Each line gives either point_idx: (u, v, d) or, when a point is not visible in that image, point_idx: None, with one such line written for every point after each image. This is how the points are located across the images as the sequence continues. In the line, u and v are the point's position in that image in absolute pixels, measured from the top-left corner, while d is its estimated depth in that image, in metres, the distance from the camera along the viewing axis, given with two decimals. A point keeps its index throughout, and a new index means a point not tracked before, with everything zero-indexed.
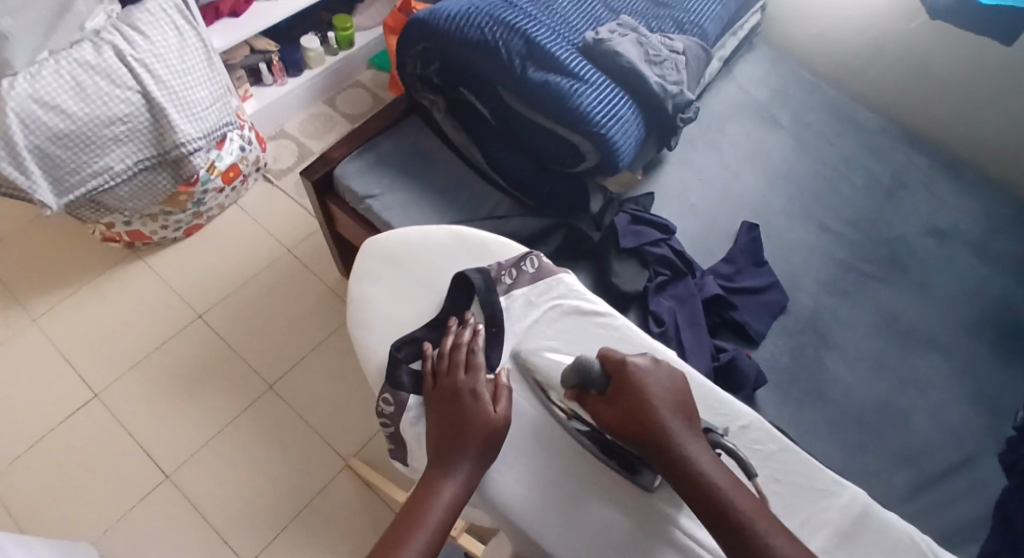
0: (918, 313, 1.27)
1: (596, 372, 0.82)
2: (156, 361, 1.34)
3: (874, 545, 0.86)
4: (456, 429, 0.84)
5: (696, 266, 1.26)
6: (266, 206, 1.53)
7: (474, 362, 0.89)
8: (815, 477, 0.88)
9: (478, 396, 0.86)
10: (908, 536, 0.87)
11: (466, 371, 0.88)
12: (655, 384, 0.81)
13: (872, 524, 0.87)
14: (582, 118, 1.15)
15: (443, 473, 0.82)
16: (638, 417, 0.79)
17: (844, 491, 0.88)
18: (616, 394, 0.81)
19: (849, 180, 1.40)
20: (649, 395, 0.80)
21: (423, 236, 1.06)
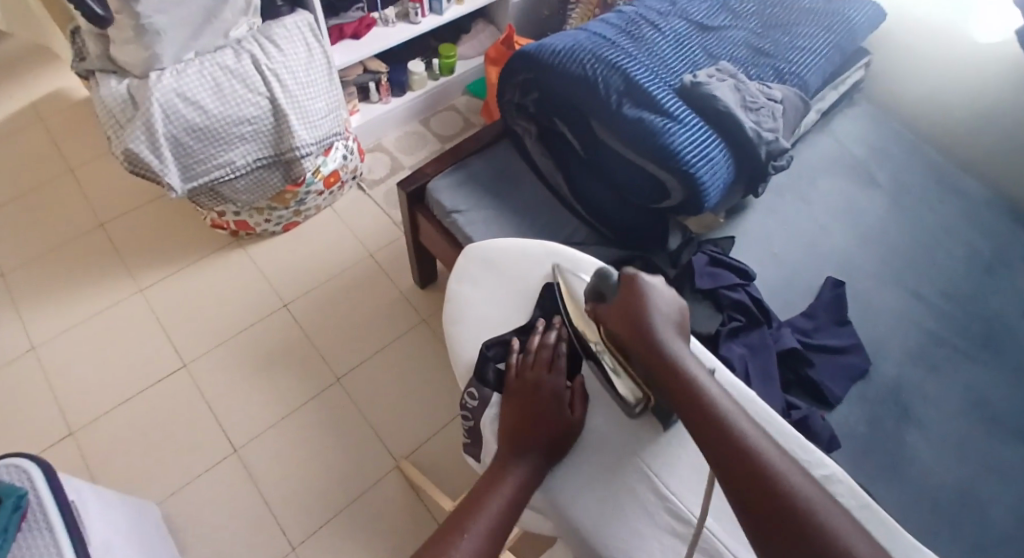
0: (1013, 396, 1.19)
1: (613, 280, 0.88)
2: (240, 342, 1.43)
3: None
4: (532, 421, 0.89)
5: (773, 316, 1.23)
6: (359, 212, 1.62)
7: (559, 364, 0.94)
8: (894, 541, 0.84)
9: (559, 398, 0.91)
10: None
11: (550, 370, 0.93)
12: (660, 299, 0.84)
13: None
14: (671, 156, 1.16)
15: (516, 461, 0.86)
16: (636, 319, 0.83)
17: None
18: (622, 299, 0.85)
19: (947, 248, 1.33)
20: (651, 302, 0.83)
21: (519, 250, 1.13)
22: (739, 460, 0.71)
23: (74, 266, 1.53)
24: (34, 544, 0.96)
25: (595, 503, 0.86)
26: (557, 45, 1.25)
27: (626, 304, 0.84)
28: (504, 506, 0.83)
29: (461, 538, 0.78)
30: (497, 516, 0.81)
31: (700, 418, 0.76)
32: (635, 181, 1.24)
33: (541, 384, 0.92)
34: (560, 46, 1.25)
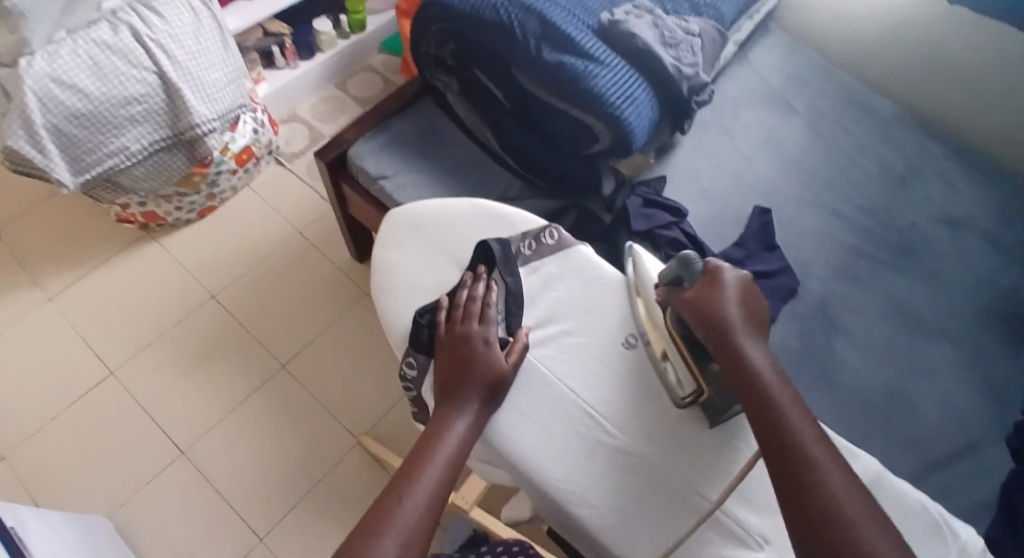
0: (930, 301, 1.27)
1: (694, 269, 0.88)
2: (170, 340, 1.36)
3: (886, 512, 0.87)
4: (466, 372, 0.91)
5: (707, 249, 1.26)
6: (277, 188, 1.54)
7: (487, 314, 0.95)
8: (829, 446, 0.90)
9: (490, 345, 0.92)
10: (919, 503, 0.89)
11: (478, 322, 0.95)
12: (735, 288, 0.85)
13: (886, 491, 0.88)
14: (597, 99, 1.15)
15: (454, 411, 0.89)
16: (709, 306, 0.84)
17: (857, 460, 0.90)
18: (701, 287, 0.86)
19: (863, 167, 1.40)
20: (725, 290, 0.85)
21: (447, 209, 1.12)
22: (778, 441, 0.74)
23: None
24: None
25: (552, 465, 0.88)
26: None
27: (705, 289, 0.86)
28: (445, 463, 0.84)
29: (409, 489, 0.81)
30: (438, 474, 0.83)
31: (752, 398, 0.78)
32: (562, 127, 1.24)
33: (470, 335, 0.94)
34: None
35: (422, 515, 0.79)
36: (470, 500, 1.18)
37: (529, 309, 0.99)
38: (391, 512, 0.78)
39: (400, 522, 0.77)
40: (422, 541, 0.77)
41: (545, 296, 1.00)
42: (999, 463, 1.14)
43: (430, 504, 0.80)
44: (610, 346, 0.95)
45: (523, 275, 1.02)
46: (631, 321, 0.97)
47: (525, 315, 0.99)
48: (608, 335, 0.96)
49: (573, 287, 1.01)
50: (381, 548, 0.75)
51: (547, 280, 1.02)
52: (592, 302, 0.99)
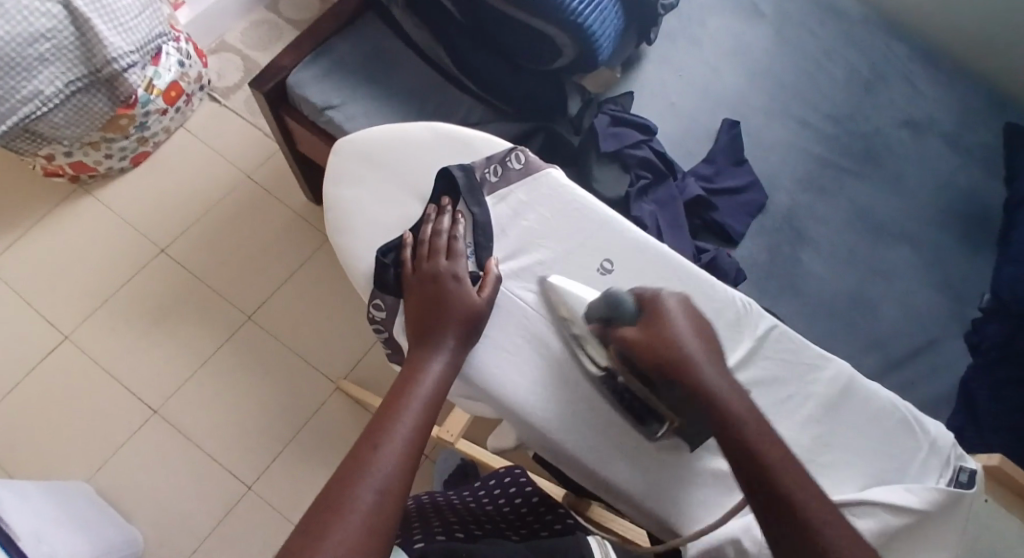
0: (892, 205, 1.30)
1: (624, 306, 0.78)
2: (123, 298, 1.30)
3: (857, 412, 0.93)
4: (437, 309, 0.87)
5: (677, 167, 1.25)
6: (216, 126, 1.44)
7: (454, 248, 0.92)
8: (803, 352, 0.95)
9: (460, 280, 0.89)
10: (888, 401, 0.94)
11: (448, 257, 0.91)
12: (687, 319, 0.75)
13: (857, 394, 0.94)
14: (561, 9, 1.09)
15: (428, 351, 0.84)
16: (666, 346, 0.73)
17: (829, 364, 0.94)
18: (646, 326, 0.76)
19: (828, 72, 1.38)
20: (679, 324, 0.74)
21: (402, 135, 1.05)
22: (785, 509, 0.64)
23: None
24: None
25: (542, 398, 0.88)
26: None
27: (651, 328, 0.75)
28: (423, 402, 0.79)
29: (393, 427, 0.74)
30: (418, 413, 0.77)
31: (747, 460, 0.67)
32: (521, 44, 1.17)
33: (440, 270, 0.90)
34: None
35: (405, 454, 0.72)
36: (456, 433, 1.16)
37: (499, 239, 0.97)
38: (372, 453, 0.71)
39: (385, 458, 0.71)
40: (408, 481, 0.71)
41: (516, 225, 0.98)
42: (955, 358, 1.20)
43: (412, 444, 0.74)
44: (586, 271, 0.96)
45: (490, 203, 0.99)
46: (603, 246, 0.97)
47: (495, 247, 0.97)
48: (582, 261, 0.97)
49: (544, 214, 0.99)
50: (364, 491, 0.68)
51: (517, 208, 0.99)
52: (563, 228, 0.98)
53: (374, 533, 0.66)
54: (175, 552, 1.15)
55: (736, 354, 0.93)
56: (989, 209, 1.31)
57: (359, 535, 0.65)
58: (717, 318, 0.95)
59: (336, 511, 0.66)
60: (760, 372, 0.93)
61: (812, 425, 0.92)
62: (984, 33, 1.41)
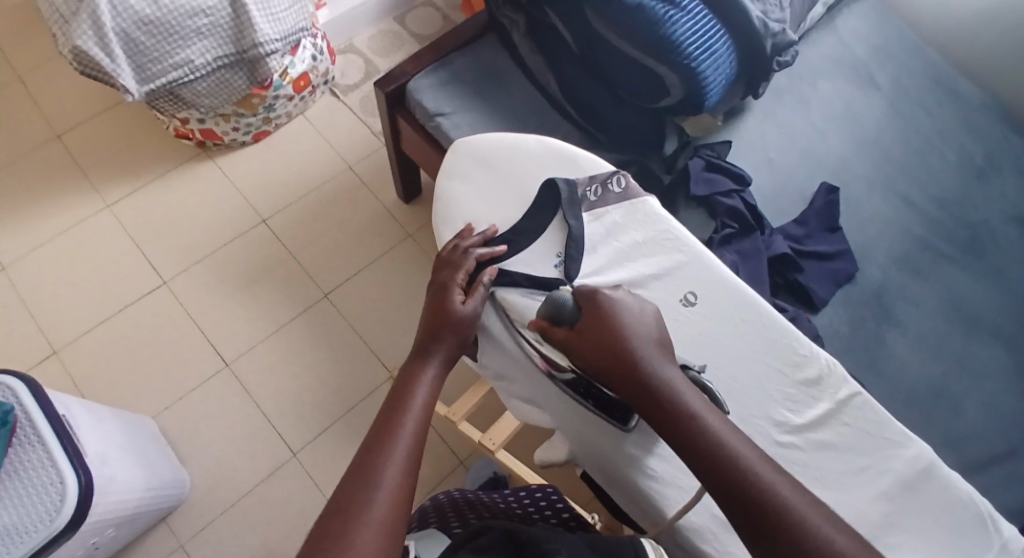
0: (992, 301, 1.23)
1: (567, 307, 0.85)
2: (219, 259, 1.40)
3: (931, 502, 0.86)
4: (429, 318, 0.90)
5: (766, 223, 1.24)
6: (331, 118, 1.54)
7: (460, 262, 0.95)
8: (884, 425, 0.89)
9: (450, 290, 0.92)
10: (969, 496, 0.86)
11: (454, 270, 0.95)
12: (631, 314, 0.83)
13: (935, 481, 0.87)
14: (675, 48, 1.13)
15: (421, 360, 0.86)
16: (609, 331, 0.81)
17: (912, 444, 0.88)
18: (586, 325, 0.83)
19: (939, 154, 1.35)
20: (624, 321, 0.82)
21: (511, 144, 1.09)
22: (726, 466, 0.71)
23: (38, 179, 1.46)
24: (28, 460, 0.94)
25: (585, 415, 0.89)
26: None
27: (593, 329, 0.82)
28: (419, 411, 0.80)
29: (399, 428, 0.77)
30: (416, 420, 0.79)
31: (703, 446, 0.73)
32: (629, 77, 1.20)
33: (440, 281, 0.94)
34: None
35: (408, 459, 0.74)
36: (498, 443, 1.13)
37: (589, 254, 0.99)
38: (376, 466, 0.73)
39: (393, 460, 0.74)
40: (410, 491, 0.72)
41: (607, 245, 0.99)
42: None
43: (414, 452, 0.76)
44: (668, 301, 0.95)
45: (586, 221, 1.01)
46: (690, 279, 0.97)
47: (584, 261, 0.98)
48: (666, 289, 0.96)
49: (637, 242, 0.99)
50: (370, 500, 0.70)
51: (611, 230, 1.00)
52: (651, 256, 0.98)
53: (388, 539, 0.67)
54: (217, 501, 1.21)
55: (812, 412, 0.89)
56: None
57: (373, 547, 0.66)
58: (797, 371, 0.91)
59: (347, 523, 0.67)
60: (832, 437, 0.88)
61: (882, 504, 0.85)
62: None
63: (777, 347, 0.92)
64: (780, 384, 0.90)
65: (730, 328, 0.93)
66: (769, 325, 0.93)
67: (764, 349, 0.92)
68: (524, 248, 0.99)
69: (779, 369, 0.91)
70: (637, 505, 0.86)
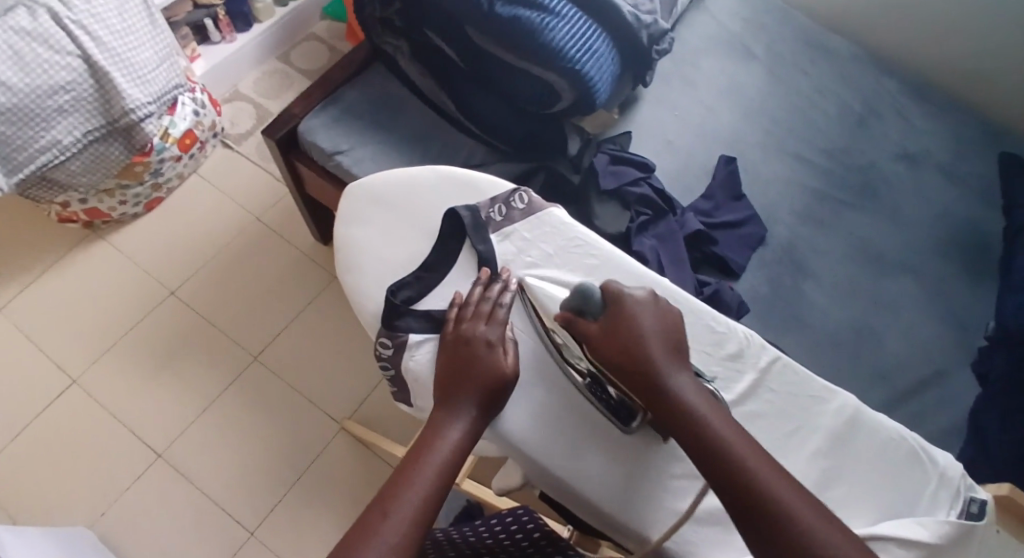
0: (893, 240, 1.32)
1: (596, 299, 0.81)
2: (131, 341, 1.32)
3: (864, 448, 0.91)
4: (464, 375, 0.85)
5: (676, 203, 1.30)
6: (226, 171, 1.49)
7: (497, 314, 0.90)
8: (806, 384, 0.93)
9: (492, 346, 0.87)
10: (898, 434, 0.92)
11: (487, 322, 0.90)
12: (650, 316, 0.80)
13: (864, 427, 0.92)
14: (557, 55, 1.14)
15: (449, 416, 0.82)
16: (626, 336, 0.79)
17: (834, 398, 0.93)
18: (610, 323, 0.80)
19: (823, 110, 1.42)
20: (641, 324, 0.79)
21: (408, 180, 1.08)
22: (748, 497, 0.68)
23: None
24: None
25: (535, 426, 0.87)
26: None
27: (616, 329, 0.79)
28: (433, 472, 0.76)
29: (404, 493, 0.74)
30: (429, 483, 0.76)
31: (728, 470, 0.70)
32: (522, 88, 1.22)
33: (480, 335, 0.88)
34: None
35: (410, 525, 0.72)
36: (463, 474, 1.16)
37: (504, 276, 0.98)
38: (370, 532, 0.70)
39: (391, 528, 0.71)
40: None
41: (521, 263, 0.98)
42: (963, 390, 1.20)
43: (422, 510, 0.73)
44: None
45: (495, 242, 1.00)
46: (607, 281, 0.97)
47: None
48: None
49: (551, 253, 0.99)
50: None
51: (522, 246, 1.00)
52: (567, 264, 0.98)
53: None
54: None
55: (740, 385, 0.93)
56: (998, 240, 1.33)
57: None
58: (719, 349, 0.95)
59: None
60: (761, 405, 0.92)
61: (819, 461, 0.90)
62: (965, 66, 1.48)
63: (698, 330, 0.96)
64: (706, 364, 0.94)
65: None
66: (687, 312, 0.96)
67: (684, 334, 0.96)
68: (439, 282, 0.98)
69: (702, 351, 0.95)
70: (601, 518, 0.84)
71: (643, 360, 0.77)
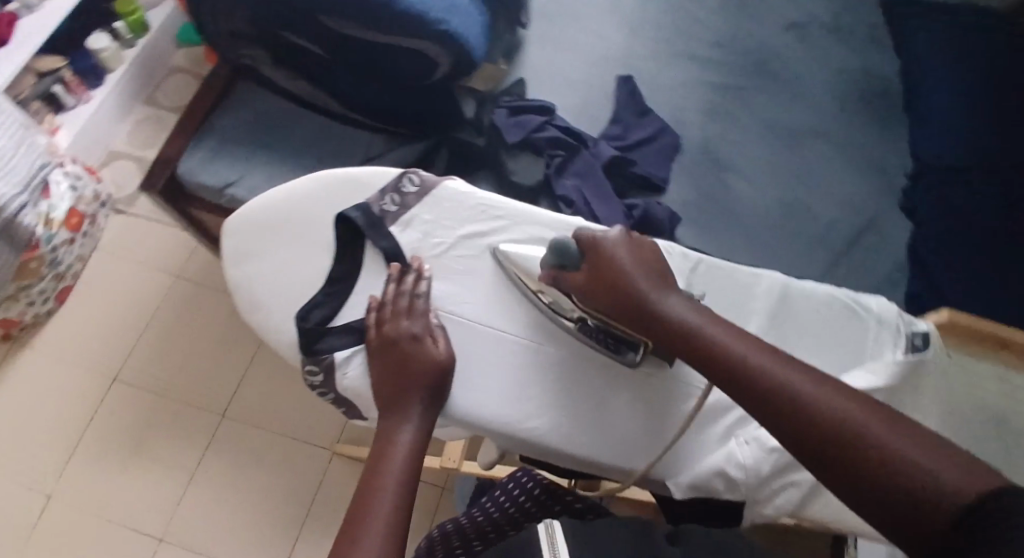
0: (793, 107, 1.35)
1: (571, 251, 0.83)
2: (93, 437, 1.31)
3: (802, 317, 0.95)
4: (400, 377, 0.83)
5: (587, 136, 1.29)
6: (130, 238, 1.48)
7: (416, 306, 0.88)
8: (734, 274, 0.97)
9: (418, 339, 0.85)
10: (829, 295, 0.96)
11: (409, 317, 0.87)
12: (625, 249, 0.78)
13: (795, 297, 0.96)
14: (420, 20, 1.07)
15: (397, 419, 0.80)
16: (607, 275, 0.78)
17: (761, 279, 0.96)
18: (591, 269, 0.80)
19: (704, 5, 1.45)
20: (618, 260, 0.77)
21: (288, 195, 1.01)
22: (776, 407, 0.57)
23: None
24: None
25: (519, 402, 0.86)
26: None
27: (598, 272, 0.79)
28: (393, 482, 0.73)
29: (373, 502, 0.71)
30: (395, 488, 0.72)
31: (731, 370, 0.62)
32: (398, 65, 1.16)
33: (404, 332, 0.86)
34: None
35: (386, 527, 0.68)
36: (457, 457, 1.19)
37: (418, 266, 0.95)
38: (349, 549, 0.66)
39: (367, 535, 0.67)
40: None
41: (432, 247, 0.95)
42: (898, 227, 1.25)
43: (394, 520, 0.69)
44: None
45: (396, 234, 0.96)
46: (521, 236, 0.95)
47: None
48: None
49: (456, 226, 0.96)
50: None
51: (427, 229, 0.96)
52: (477, 232, 0.96)
53: None
54: None
55: None
56: (885, 79, 1.38)
57: None
58: None
59: None
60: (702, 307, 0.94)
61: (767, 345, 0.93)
62: None
63: None
64: None
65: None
66: None
67: None
68: (352, 291, 0.94)
69: None
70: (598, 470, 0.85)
71: (627, 293, 0.75)
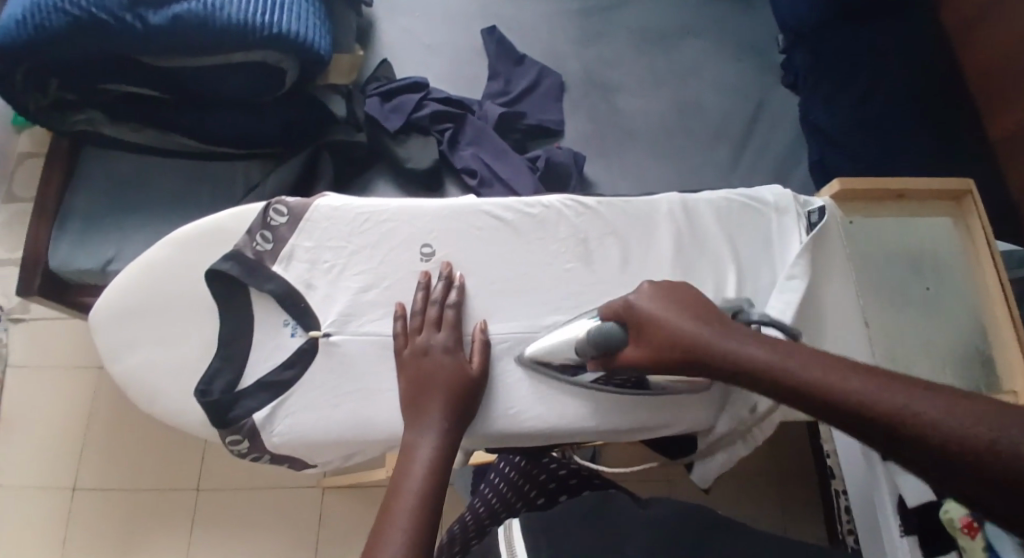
0: (659, 14, 1.36)
1: (612, 333, 0.76)
2: (75, 543, 1.31)
3: (709, 227, 0.98)
4: (424, 389, 0.85)
5: (470, 101, 1.27)
6: (42, 344, 1.42)
7: (445, 317, 0.90)
8: (629, 204, 0.99)
9: (439, 353, 0.87)
10: (727, 199, 1.00)
11: (423, 331, 0.89)
12: (663, 302, 0.73)
13: (698, 212, 0.99)
14: (247, 29, 1.01)
15: (416, 432, 0.82)
16: (658, 333, 0.71)
17: (658, 205, 0.99)
18: (637, 334, 0.74)
19: None
20: (660, 315, 0.71)
21: (151, 270, 0.97)
22: (889, 429, 0.50)
23: None
24: None
25: (544, 414, 0.90)
26: (17, 12, 0.98)
27: (645, 331, 0.72)
28: (415, 490, 0.75)
29: (394, 510, 0.72)
30: (415, 496, 0.74)
31: (809, 402, 0.56)
32: (241, 83, 1.11)
33: (423, 345, 0.88)
34: (19, 18, 0.97)
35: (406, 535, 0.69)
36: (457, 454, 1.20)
37: (320, 297, 0.94)
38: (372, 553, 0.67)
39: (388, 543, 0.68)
40: None
41: (330, 274, 0.95)
42: (788, 108, 1.29)
43: (418, 521, 0.71)
44: (410, 270, 0.95)
45: (279, 269, 0.94)
46: (411, 234, 0.96)
47: (318, 308, 0.94)
48: (400, 262, 0.95)
49: (342, 245, 0.96)
50: None
51: (317, 254, 0.95)
52: (366, 245, 0.96)
53: None
54: None
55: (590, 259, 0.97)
56: None
57: None
58: (553, 229, 0.98)
59: None
60: (607, 246, 0.97)
61: (678, 264, 0.96)
62: None
63: (524, 227, 0.97)
64: (548, 249, 0.97)
65: (474, 241, 0.97)
66: (498, 221, 0.97)
67: (521, 237, 0.97)
68: (251, 348, 0.93)
69: (548, 244, 0.97)
70: (628, 432, 0.92)
71: (681, 343, 0.68)
